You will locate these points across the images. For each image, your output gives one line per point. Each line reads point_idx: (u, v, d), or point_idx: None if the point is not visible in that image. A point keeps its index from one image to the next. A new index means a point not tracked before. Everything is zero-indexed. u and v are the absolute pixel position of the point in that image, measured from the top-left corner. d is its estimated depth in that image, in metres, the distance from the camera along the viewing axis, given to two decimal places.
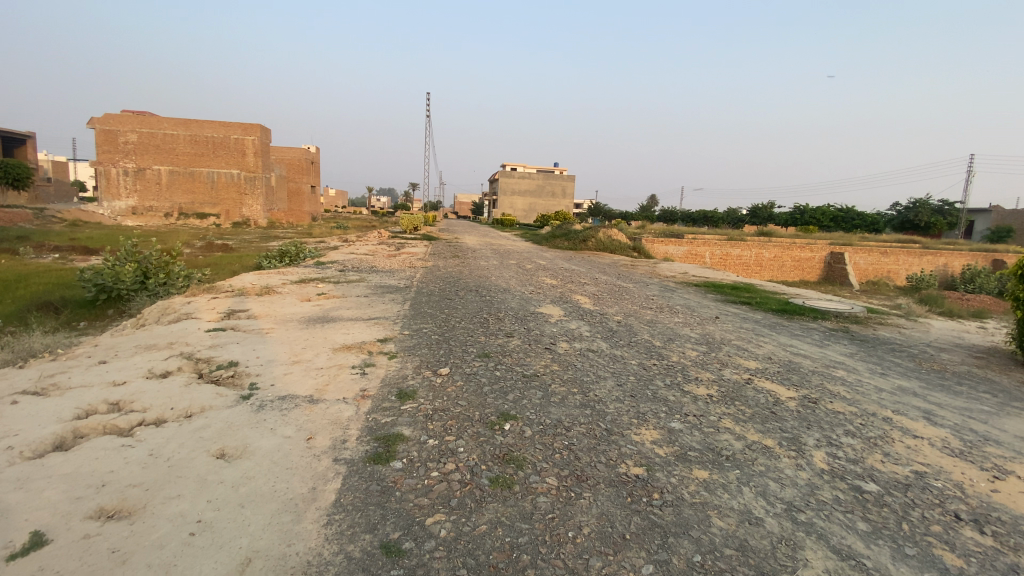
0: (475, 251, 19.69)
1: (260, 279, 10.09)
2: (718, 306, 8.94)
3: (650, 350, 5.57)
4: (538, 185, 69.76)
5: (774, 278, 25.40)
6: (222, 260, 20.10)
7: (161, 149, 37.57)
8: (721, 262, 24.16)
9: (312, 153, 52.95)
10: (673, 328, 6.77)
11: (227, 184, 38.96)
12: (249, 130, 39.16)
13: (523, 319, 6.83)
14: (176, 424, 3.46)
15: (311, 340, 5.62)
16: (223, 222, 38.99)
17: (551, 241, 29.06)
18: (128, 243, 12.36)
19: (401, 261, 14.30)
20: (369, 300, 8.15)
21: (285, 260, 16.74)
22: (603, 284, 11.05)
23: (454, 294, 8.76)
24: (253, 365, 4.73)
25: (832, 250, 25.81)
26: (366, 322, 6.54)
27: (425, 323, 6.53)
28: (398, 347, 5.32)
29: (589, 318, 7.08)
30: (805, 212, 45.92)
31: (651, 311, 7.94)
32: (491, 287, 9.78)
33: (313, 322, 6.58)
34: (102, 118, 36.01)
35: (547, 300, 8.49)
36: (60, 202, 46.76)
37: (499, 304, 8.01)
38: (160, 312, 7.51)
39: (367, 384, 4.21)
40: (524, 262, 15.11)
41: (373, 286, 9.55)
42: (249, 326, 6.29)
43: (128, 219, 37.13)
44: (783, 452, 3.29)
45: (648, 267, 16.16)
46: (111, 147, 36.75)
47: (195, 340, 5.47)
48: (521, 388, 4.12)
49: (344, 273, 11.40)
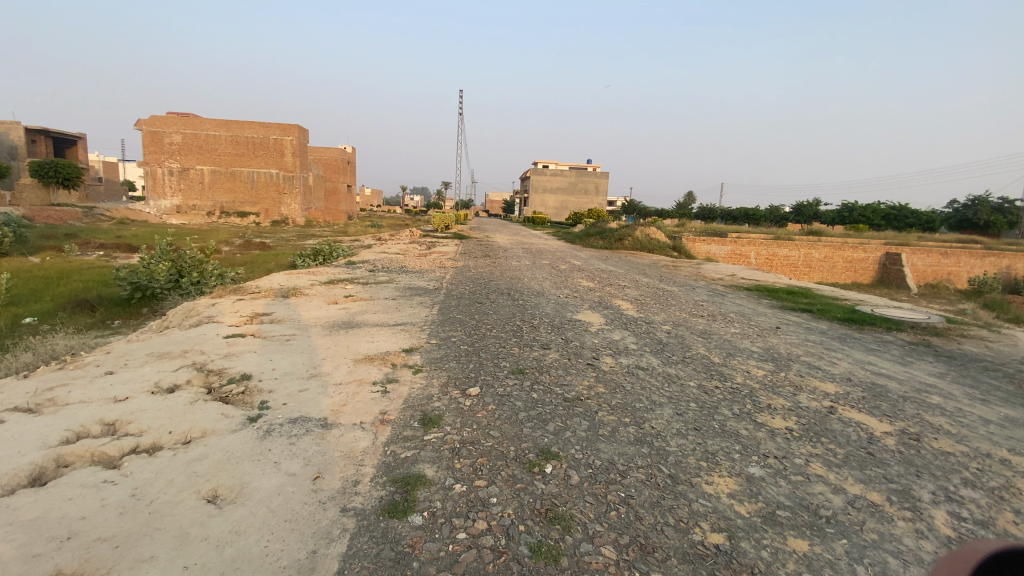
0: (508, 250, 19.14)
1: (289, 279, 9.83)
2: (774, 314, 8.10)
3: (709, 368, 4.88)
4: (571, 182, 68.78)
5: (823, 280, 23.92)
6: (257, 259, 20.24)
7: (204, 150, 38.55)
8: (767, 263, 22.89)
9: (347, 151, 53.54)
10: (730, 341, 6.03)
11: (265, 183, 39.69)
12: (288, 129, 39.71)
13: (560, 328, 6.22)
14: (168, 454, 3.04)
15: (332, 349, 5.18)
16: (261, 220, 39.79)
17: (585, 240, 28.24)
18: (162, 242, 12.36)
19: (432, 261, 13.91)
20: (397, 303, 7.70)
21: (317, 259, 16.65)
22: (645, 287, 10.33)
23: (486, 297, 8.22)
24: (266, 379, 4.30)
25: (887, 251, 24.12)
26: (392, 329, 6.07)
27: (454, 331, 6.01)
28: (425, 360, 4.81)
29: (634, 328, 6.41)
30: (853, 209, 43.49)
31: (702, 320, 7.21)
32: (524, 289, 9.21)
33: (335, 327, 6.15)
34: (149, 119, 37.20)
35: (586, 306, 7.84)
36: (109, 202, 48.64)
37: (533, 309, 7.42)
38: (184, 314, 7.26)
39: (388, 406, 3.71)
40: (558, 263, 14.45)
41: (401, 288, 9.12)
42: (269, 332, 5.91)
43: (173, 218, 38.31)
44: (899, 512, 2.59)
45: (690, 268, 15.29)
46: (156, 148, 37.91)
47: (210, 348, 5.11)
48: (562, 416, 3.53)
49: (373, 273, 11.03)
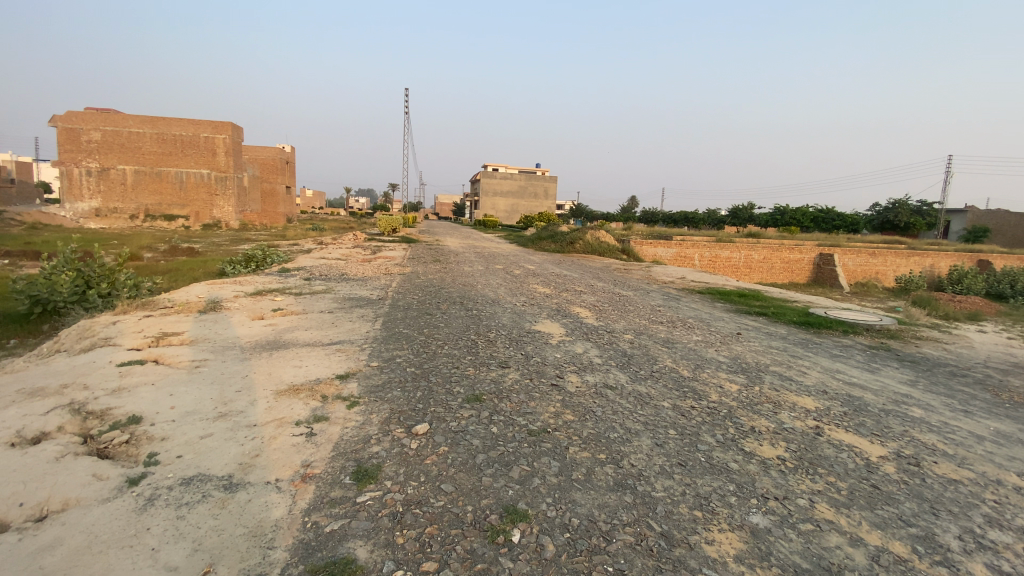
0: (459, 254, 18.44)
1: (212, 290, 8.76)
2: (734, 319, 7.89)
3: (682, 384, 4.46)
4: (520, 185, 68.74)
5: (765, 281, 24.77)
6: (183, 266, 18.49)
7: (126, 148, 35.40)
8: (711, 265, 23.35)
9: (287, 152, 50.90)
10: (697, 350, 5.68)
11: (196, 184, 36.94)
12: (221, 128, 37.18)
13: (518, 342, 5.66)
14: (10, 540, 2.18)
15: (250, 379, 4.36)
16: (192, 224, 37.02)
17: (537, 243, 27.94)
18: (64, 249, 10.82)
19: (376, 268, 13.04)
20: (335, 317, 6.88)
21: (252, 265, 15.34)
22: (602, 292, 9.99)
23: (435, 308, 7.53)
24: (160, 422, 3.46)
25: (821, 251, 25.20)
26: (326, 349, 5.29)
27: (399, 349, 5.32)
28: (363, 389, 4.10)
29: (597, 339, 5.94)
30: (787, 212, 45.72)
31: (665, 328, 6.85)
32: (477, 298, 8.59)
33: (258, 349, 5.29)
34: (61, 114, 33.77)
35: (544, 314, 7.32)
36: (17, 205, 43.93)
37: (487, 320, 6.82)
38: (77, 336, 6.14)
39: (314, 455, 3.01)
40: (511, 268, 13.93)
41: (340, 299, 8.27)
42: (176, 358, 4.98)
43: (90, 222, 34.97)
44: (929, 569, 2.21)
45: (643, 271, 15.19)
46: (70, 145, 34.44)
47: (95, 381, 4.18)
48: (528, 456, 2.96)
49: (310, 282, 10.06)
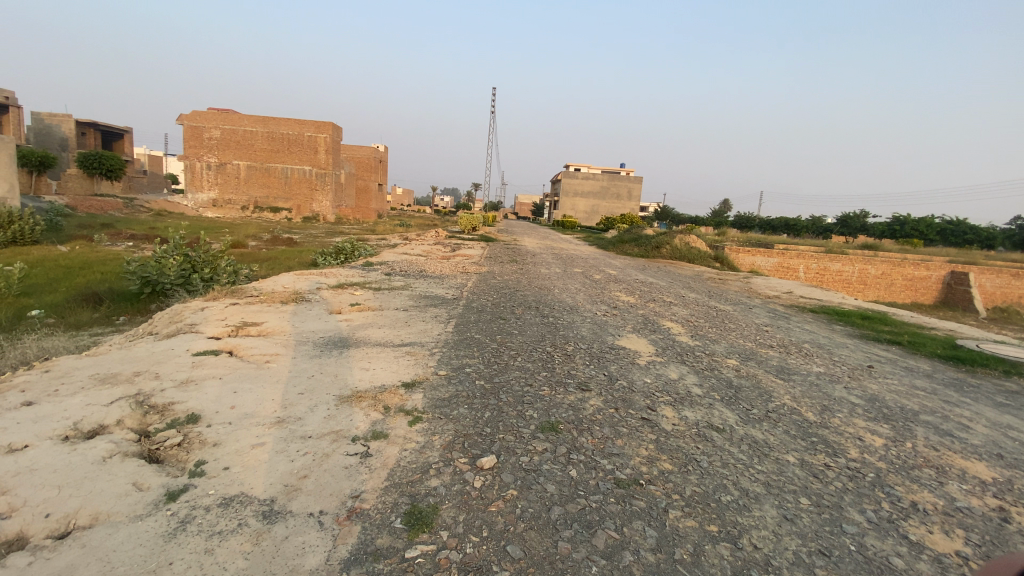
0: (537, 255, 18.01)
1: (298, 281, 8.96)
2: (858, 348, 6.68)
3: (807, 433, 3.63)
4: (603, 186, 67.20)
5: (879, 299, 22.00)
6: (280, 255, 19.63)
7: (241, 145, 38.68)
8: (818, 277, 21.20)
9: (380, 149, 53.23)
10: (818, 389, 4.75)
11: (298, 179, 39.63)
12: (322, 127, 39.61)
13: (601, 359, 5.01)
14: (21, 564, 1.98)
15: (314, 379, 4.11)
16: (293, 216, 39.78)
17: (619, 246, 26.76)
18: (174, 235, 11.61)
19: (455, 265, 12.91)
20: (408, 315, 6.64)
21: (339, 257, 15.86)
22: (694, 305, 9.05)
23: (510, 313, 7.05)
24: (215, 425, 3.26)
25: (953, 269, 22.01)
26: (395, 351, 4.97)
27: (471, 357, 4.90)
28: (427, 402, 3.68)
29: (694, 363, 5.15)
30: (906, 222, 40.70)
31: (773, 355, 5.88)
32: (555, 304, 8.01)
33: (327, 347, 5.08)
34: (189, 114, 37.55)
35: (629, 328, 6.60)
36: (151, 194, 49.58)
37: (566, 330, 6.23)
38: (170, 320, 6.33)
39: (366, 484, 2.62)
40: (592, 272, 13.18)
41: (416, 296, 8.05)
42: (249, 350, 4.88)
43: (209, 211, 38.66)
44: None
45: (738, 282, 13.86)
46: (196, 143, 38.18)
47: (167, 372, 4.12)
48: (617, 519, 2.40)
49: (389, 277, 10.01)
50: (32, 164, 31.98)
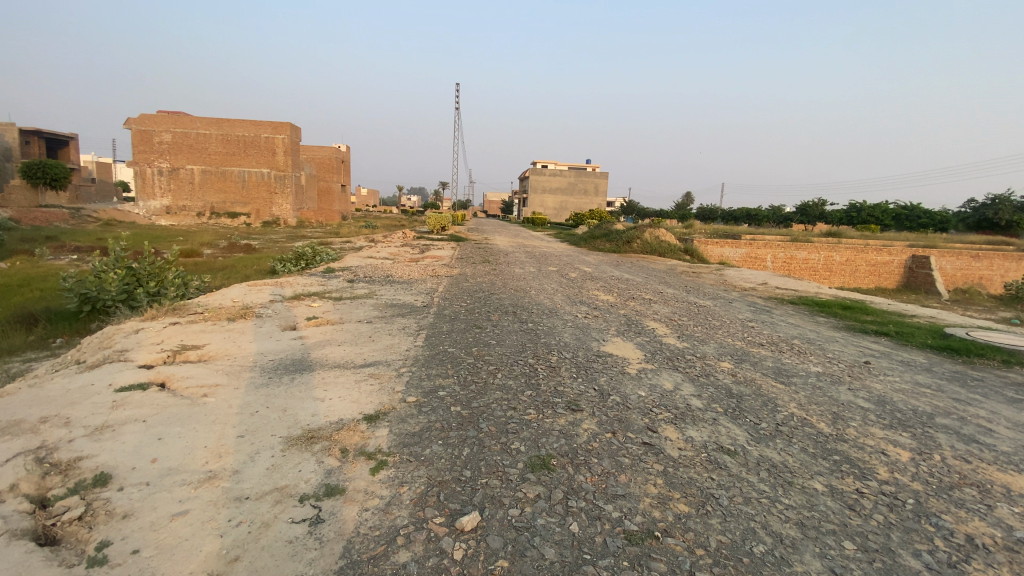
0: (509, 254, 17.55)
1: (252, 292, 8.19)
2: (848, 341, 6.44)
3: (826, 451, 3.23)
4: (570, 182, 67.24)
5: (845, 285, 22.43)
6: (238, 263, 18.53)
7: (194, 149, 36.77)
8: (786, 266, 21.44)
9: (342, 150, 51.64)
10: (822, 392, 4.39)
11: (257, 183, 37.99)
12: (280, 128, 38.03)
13: (588, 371, 4.52)
14: None
15: (260, 417, 3.49)
16: (253, 221, 38.12)
17: (590, 242, 26.51)
18: (114, 246, 10.56)
19: (424, 268, 12.29)
20: (373, 328, 6.02)
21: (301, 264, 14.97)
22: (676, 301, 8.73)
23: (485, 320, 6.50)
24: (128, 486, 2.61)
25: (913, 253, 22.62)
26: (355, 374, 4.36)
27: (444, 375, 4.34)
28: (393, 441, 3.11)
29: (687, 369, 4.73)
30: (863, 209, 42.00)
31: (767, 354, 5.53)
32: (532, 307, 7.49)
33: (278, 372, 4.44)
34: (137, 117, 35.43)
35: (613, 331, 6.15)
36: (98, 203, 46.71)
37: (546, 337, 5.72)
38: (97, 344, 5.51)
39: (315, 565, 2.05)
40: (566, 270, 12.74)
41: (381, 306, 7.40)
42: (185, 381, 4.18)
43: (162, 219, 36.63)
44: None
45: (714, 274, 13.70)
46: (145, 147, 36.06)
47: (77, 415, 3.39)
48: None
49: (352, 285, 9.31)
50: None
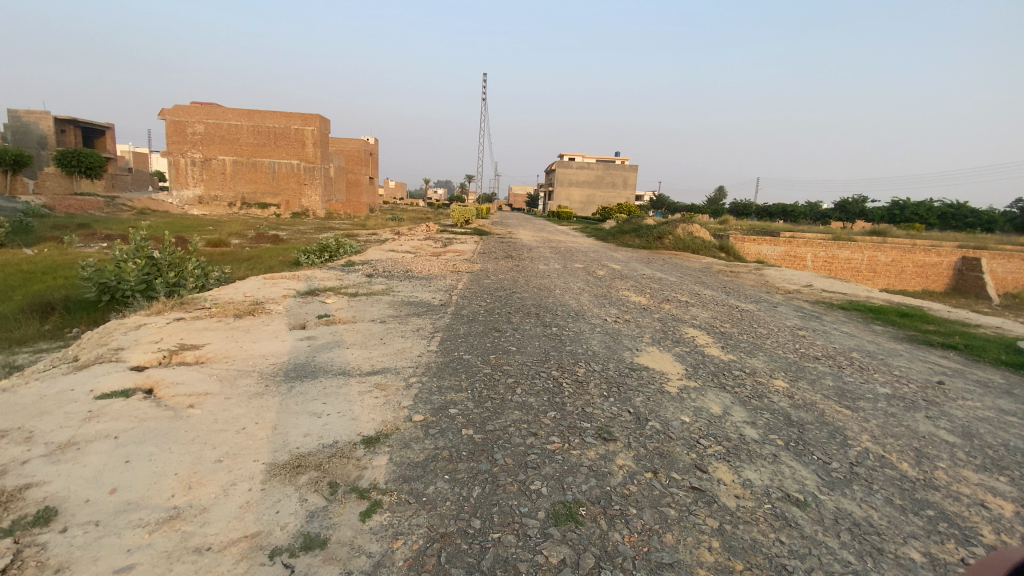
0: (534, 249, 16.97)
1: (266, 286, 7.87)
2: (914, 356, 5.69)
3: (917, 502, 2.60)
4: (598, 175, 66.00)
5: (890, 287, 21.13)
6: (262, 254, 18.45)
7: (226, 140, 37.19)
8: (826, 266, 20.28)
9: (370, 141, 51.72)
10: (896, 421, 3.75)
11: (286, 174, 38.30)
12: (308, 120, 38.16)
13: (621, 388, 3.96)
14: None
15: (245, 436, 3.07)
16: (282, 212, 38.50)
17: (618, 237, 25.69)
18: (135, 236, 10.40)
19: (446, 263, 11.86)
20: (385, 329, 5.58)
21: (323, 256, 14.72)
22: (714, 304, 8.05)
23: (506, 322, 5.99)
24: (75, 527, 2.20)
25: (965, 254, 21.15)
26: (359, 384, 3.91)
27: (456, 388, 3.85)
28: (391, 474, 2.63)
29: (736, 388, 4.14)
30: (907, 207, 39.71)
31: (824, 371, 4.87)
32: (557, 309, 6.93)
33: (275, 379, 4.02)
34: (171, 108, 36.02)
35: (647, 338, 5.57)
36: (137, 192, 47.98)
37: (573, 345, 5.17)
38: (95, 341, 5.20)
39: None
40: (594, 268, 12.11)
41: (396, 303, 6.97)
42: (173, 388, 3.80)
43: (194, 209, 37.29)
44: None
45: (752, 274, 12.87)
46: (179, 138, 36.60)
47: (44, 431, 3.02)
48: None
49: (370, 280, 8.93)
50: (6, 163, 30.45)
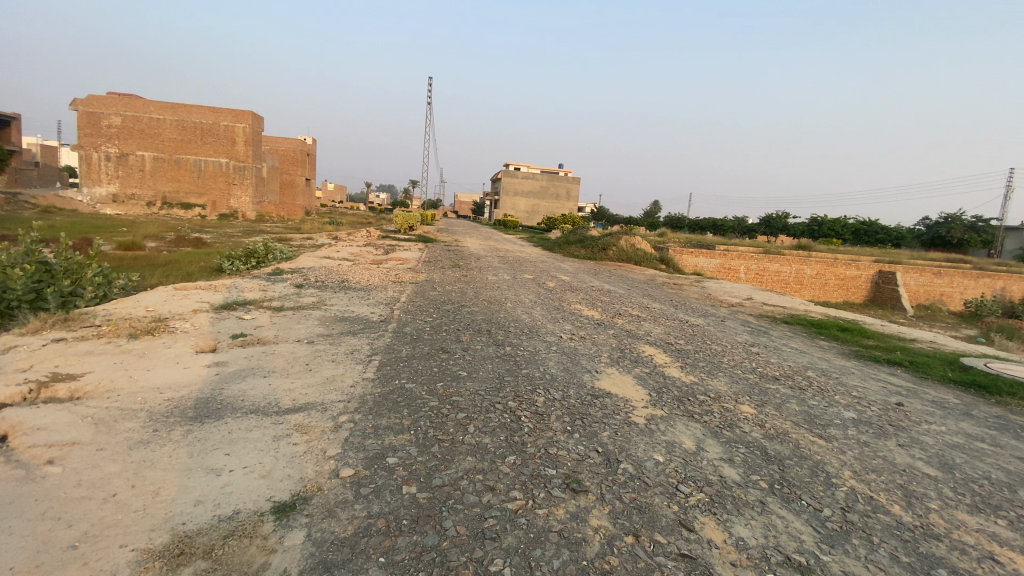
0: (480, 258, 16.47)
1: (179, 299, 6.84)
2: (866, 374, 5.68)
3: (926, 560, 2.34)
4: (542, 185, 66.61)
5: (815, 298, 22.35)
6: (182, 259, 16.75)
7: (146, 134, 34.08)
8: (759, 278, 21.17)
9: (307, 142, 49.34)
10: (871, 451, 3.55)
11: (214, 173, 35.63)
12: (240, 117, 35.81)
13: (584, 420, 3.52)
14: None
15: (114, 507, 2.33)
16: (208, 214, 35.72)
17: (564, 247, 25.70)
18: (21, 235, 8.84)
19: (387, 272, 11.09)
20: (315, 352, 4.86)
21: (251, 262, 13.44)
22: (667, 319, 7.88)
23: (453, 342, 5.42)
24: None
25: (880, 269, 22.78)
26: (275, 427, 3.22)
27: (395, 427, 3.24)
28: (308, 560, 2.02)
29: (706, 417, 3.81)
30: (824, 223, 42.60)
31: (788, 392, 4.67)
32: (507, 325, 6.44)
33: (168, 422, 3.24)
34: (82, 97, 32.59)
35: (606, 358, 5.20)
36: (39, 187, 43.04)
37: (528, 368, 4.69)
38: None
39: None
40: (543, 279, 11.77)
41: (329, 320, 6.22)
42: (30, 437, 2.91)
43: (107, 208, 33.84)
44: None
45: (696, 287, 13.02)
46: (92, 131, 33.17)
47: None
48: None
49: (300, 291, 8.06)
50: None
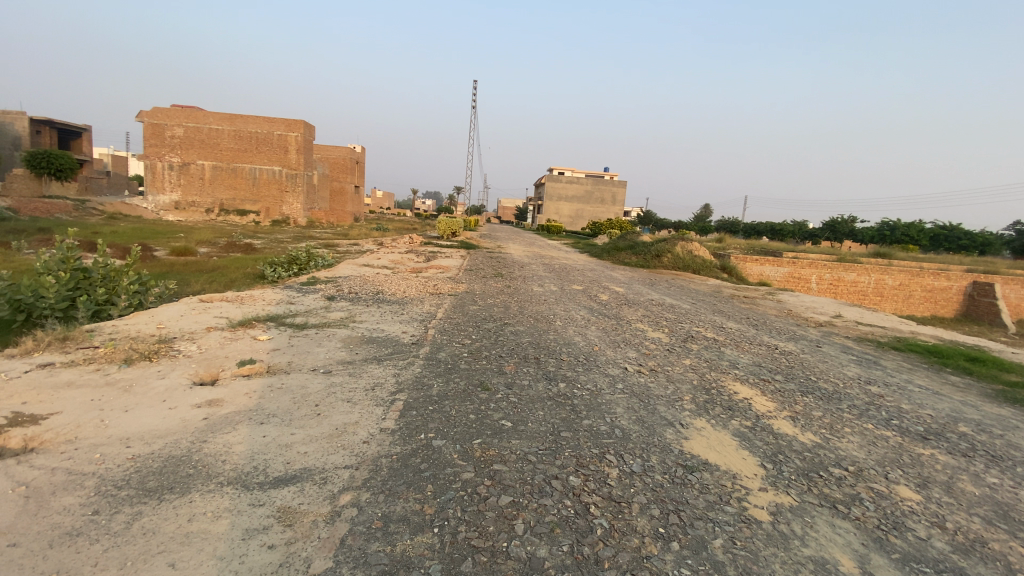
0: (525, 266, 15.50)
1: (201, 314, 6.19)
2: None
3: None
4: (587, 190, 65.07)
5: (897, 312, 20.02)
6: (229, 265, 16.66)
7: (206, 144, 35.23)
8: (832, 289, 19.15)
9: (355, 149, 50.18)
10: None
11: (267, 180, 36.48)
12: (293, 126, 36.48)
13: (680, 516, 2.44)
14: None
15: None
16: (262, 220, 36.66)
17: (613, 254, 24.38)
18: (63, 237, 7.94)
19: (427, 283, 10.31)
20: (329, 387, 4.00)
21: (291, 270, 12.98)
22: (749, 343, 6.63)
23: (496, 376, 4.44)
24: None
25: (975, 279, 20.13)
26: (252, 516, 2.32)
27: (413, 524, 2.27)
28: None
29: (858, 511, 2.64)
30: (897, 228, 39.06)
31: (951, 462, 3.40)
32: (559, 352, 5.39)
33: (116, 500, 2.42)
34: (149, 110, 33.99)
35: (690, 403, 4.08)
36: (113, 195, 45.45)
37: (591, 417, 3.64)
38: None
39: None
40: (594, 291, 10.66)
41: (355, 342, 5.39)
42: None
43: (170, 215, 35.19)
44: None
45: (769, 300, 11.55)
46: (157, 141, 34.56)
47: None
48: None
49: (331, 304, 7.34)
50: None
